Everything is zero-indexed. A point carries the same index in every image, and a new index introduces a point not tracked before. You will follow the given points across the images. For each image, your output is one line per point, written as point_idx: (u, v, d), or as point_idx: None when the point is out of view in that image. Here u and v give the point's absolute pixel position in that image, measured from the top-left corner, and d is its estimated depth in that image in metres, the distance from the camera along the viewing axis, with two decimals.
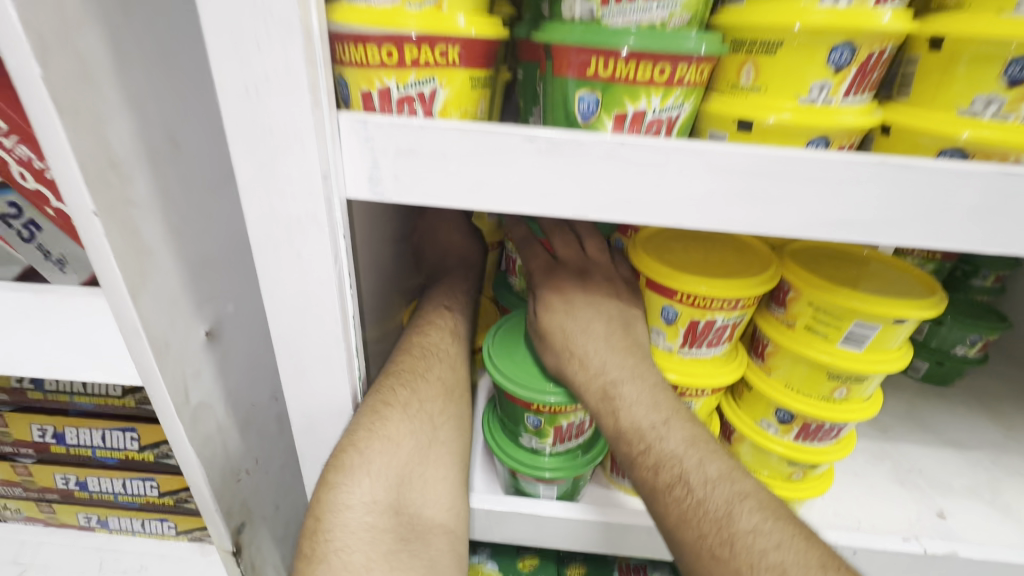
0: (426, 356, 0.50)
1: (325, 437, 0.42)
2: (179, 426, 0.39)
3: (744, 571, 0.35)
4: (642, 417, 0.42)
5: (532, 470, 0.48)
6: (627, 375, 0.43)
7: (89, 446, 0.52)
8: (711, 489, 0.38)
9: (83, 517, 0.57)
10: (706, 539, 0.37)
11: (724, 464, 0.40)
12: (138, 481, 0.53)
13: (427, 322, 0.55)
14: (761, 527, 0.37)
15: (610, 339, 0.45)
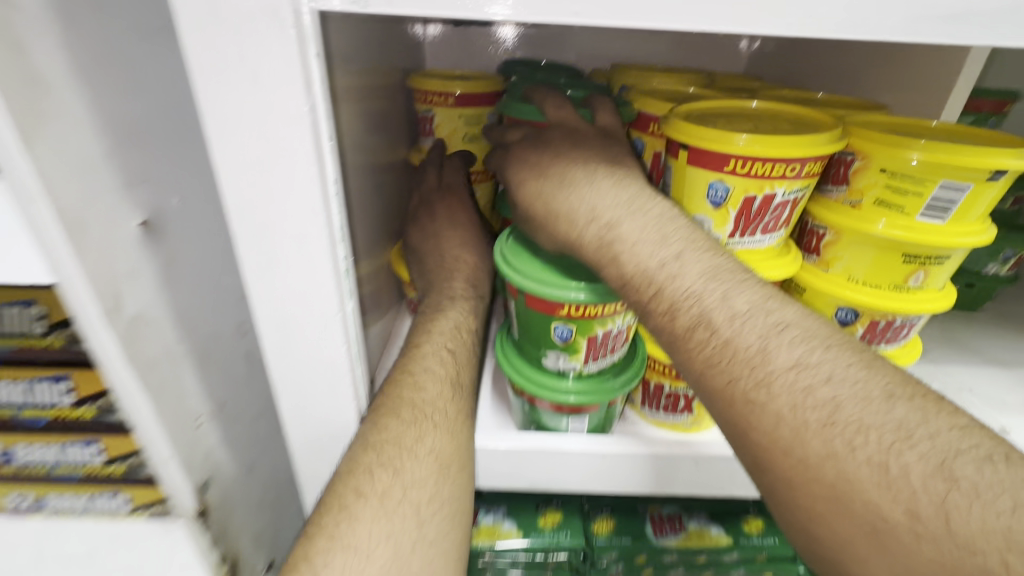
0: (450, 376, 0.40)
1: (304, 358, 0.33)
2: (110, 336, 0.31)
3: (786, 414, 0.27)
4: (649, 254, 0.33)
5: (554, 394, 0.41)
6: (628, 210, 0.35)
7: (12, 405, 0.42)
8: (739, 325, 0.30)
9: (14, 500, 0.47)
10: (734, 382, 0.29)
11: (756, 293, 0.31)
12: (79, 446, 0.44)
13: (419, 356, 0.41)
14: (805, 358, 0.28)
15: (597, 180, 0.37)
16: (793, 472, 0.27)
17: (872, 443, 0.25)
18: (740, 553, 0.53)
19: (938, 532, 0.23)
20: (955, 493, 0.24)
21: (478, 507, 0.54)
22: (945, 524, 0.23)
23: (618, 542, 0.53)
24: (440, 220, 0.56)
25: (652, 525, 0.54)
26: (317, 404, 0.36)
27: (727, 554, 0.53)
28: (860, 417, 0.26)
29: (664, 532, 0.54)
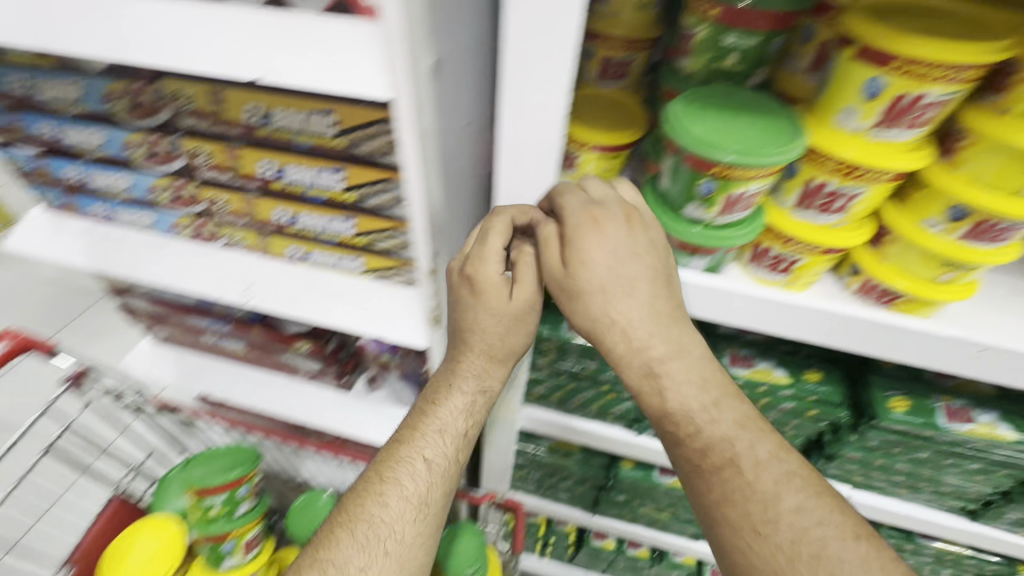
0: (417, 497, 0.60)
1: (524, 173, 0.50)
2: (413, 144, 0.48)
3: (784, 545, 0.47)
4: (692, 399, 0.53)
5: (680, 233, 0.53)
6: (671, 355, 0.53)
7: (303, 184, 0.62)
8: (759, 474, 0.50)
9: (292, 250, 0.71)
10: (752, 516, 0.49)
11: (768, 446, 0.51)
12: (340, 220, 0.64)
13: (401, 471, 0.61)
14: (804, 505, 0.48)
15: (638, 317, 0.52)
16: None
17: (846, 574, 0.45)
18: (795, 390, 0.67)
19: None
20: None
21: None
22: None
23: None
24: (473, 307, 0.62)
25: (728, 357, 0.70)
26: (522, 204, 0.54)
27: (784, 389, 0.68)
28: (839, 548, 0.46)
29: (737, 364, 0.69)
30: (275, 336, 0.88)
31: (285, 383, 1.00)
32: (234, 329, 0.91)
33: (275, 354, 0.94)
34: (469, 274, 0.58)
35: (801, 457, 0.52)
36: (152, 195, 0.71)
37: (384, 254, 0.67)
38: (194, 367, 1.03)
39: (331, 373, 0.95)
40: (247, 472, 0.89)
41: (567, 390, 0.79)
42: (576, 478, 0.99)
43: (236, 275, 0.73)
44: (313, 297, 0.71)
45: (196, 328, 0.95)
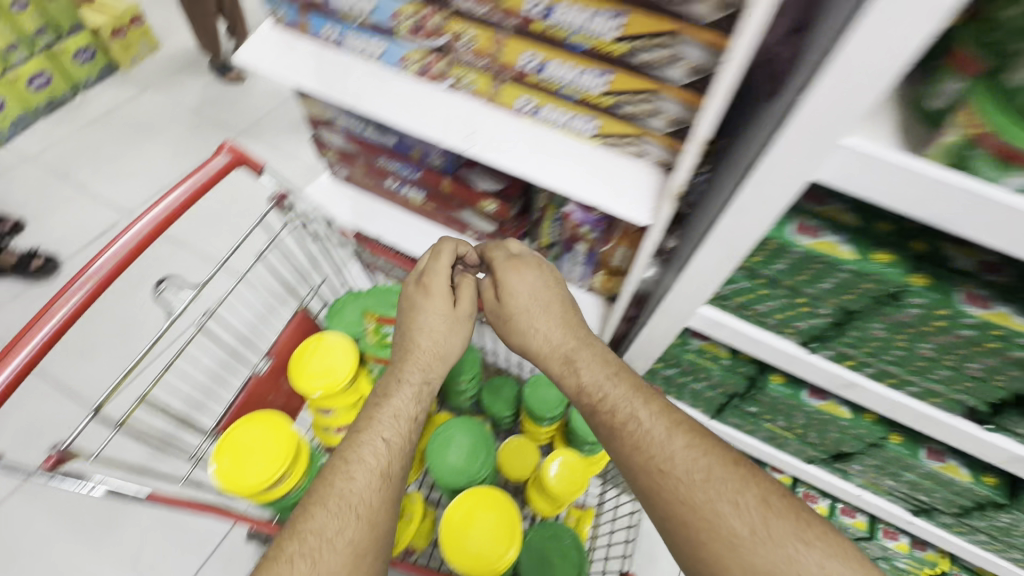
0: (379, 469, 0.67)
1: (882, 39, 0.43)
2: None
3: (683, 477, 0.63)
4: (590, 376, 0.74)
5: (1010, 134, 0.45)
6: (577, 352, 0.77)
7: (568, 28, 0.58)
8: (653, 421, 0.68)
9: (524, 101, 0.70)
10: (655, 458, 0.65)
11: (649, 404, 0.70)
12: (593, 74, 0.61)
13: (362, 448, 0.68)
14: (692, 445, 0.66)
15: (554, 327, 0.80)
16: (684, 511, 0.61)
17: (734, 493, 0.61)
18: None
19: (763, 533, 0.58)
20: (768, 513, 0.60)
21: (823, 227, 0.67)
22: (767, 532, 0.58)
23: (929, 294, 0.63)
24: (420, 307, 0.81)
25: (964, 296, 0.63)
26: (859, 81, 0.46)
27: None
28: (724, 475, 0.63)
29: (974, 304, 0.62)
30: (465, 192, 0.89)
31: (452, 239, 1.05)
32: (422, 178, 0.93)
33: (454, 209, 0.96)
34: (424, 281, 0.81)
35: (670, 411, 0.70)
36: (393, 22, 0.70)
37: (625, 119, 0.64)
38: (368, 208, 1.09)
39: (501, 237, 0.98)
40: None
41: (754, 296, 0.78)
42: (713, 382, 1.02)
43: (458, 121, 0.73)
44: (542, 158, 0.70)
45: (381, 172, 0.99)
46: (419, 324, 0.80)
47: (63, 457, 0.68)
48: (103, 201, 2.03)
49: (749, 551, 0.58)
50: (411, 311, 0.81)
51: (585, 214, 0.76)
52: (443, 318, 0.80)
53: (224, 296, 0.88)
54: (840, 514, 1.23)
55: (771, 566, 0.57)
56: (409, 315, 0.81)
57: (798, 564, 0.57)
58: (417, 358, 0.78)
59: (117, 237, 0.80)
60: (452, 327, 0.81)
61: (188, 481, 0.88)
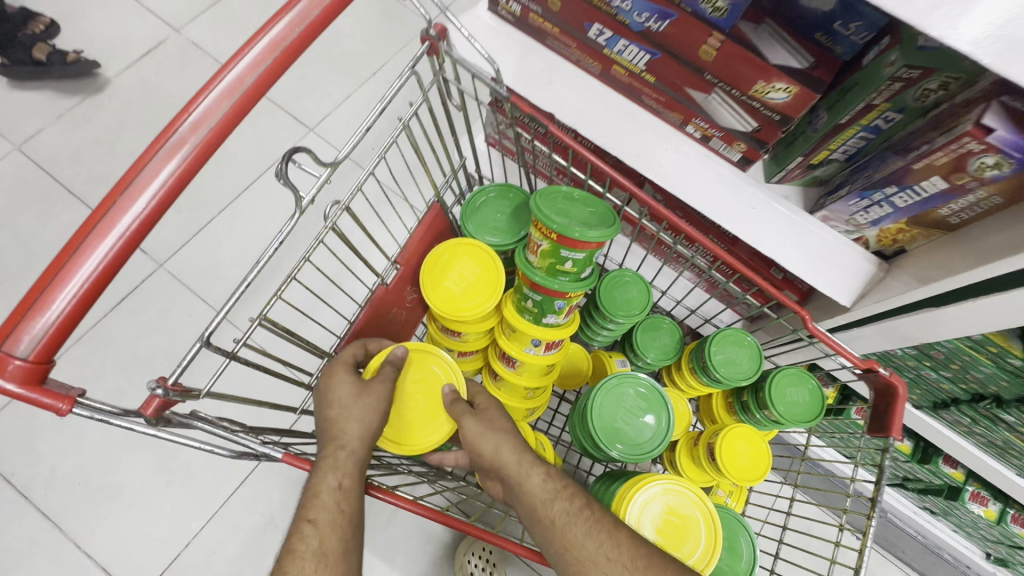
0: (315, 550, 0.52)
1: None
2: None
3: (616, 562, 0.56)
4: (537, 482, 0.62)
5: None
6: (515, 461, 0.63)
7: None
8: (579, 511, 0.59)
9: None
10: (580, 549, 0.57)
11: (572, 493, 0.61)
12: None
13: (293, 541, 0.52)
14: (616, 534, 0.58)
15: (500, 433, 0.66)
16: None
17: None
18: None
19: None
20: None
21: None
22: None
23: None
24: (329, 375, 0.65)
25: None
26: None
27: None
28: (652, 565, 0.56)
29: None
30: (741, 62, 0.57)
31: (662, 133, 0.72)
32: (666, 32, 0.60)
33: (691, 89, 0.64)
34: (335, 363, 0.66)
35: (593, 504, 0.60)
36: None
37: None
38: (539, 69, 0.74)
39: (747, 144, 0.66)
40: (604, 237, 0.66)
41: None
42: (968, 378, 0.77)
43: None
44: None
45: (587, 13, 0.64)
46: (328, 391, 0.63)
47: (168, 400, 0.49)
48: (147, 8, 1.65)
49: None
50: (319, 392, 0.64)
51: (1012, 133, 0.45)
52: (369, 395, 0.64)
53: (359, 182, 0.62)
54: (1010, 522, 1.04)
55: None
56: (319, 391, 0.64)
57: None
58: (331, 417, 0.61)
59: (220, 71, 0.51)
60: (372, 392, 0.64)
61: (304, 410, 0.70)
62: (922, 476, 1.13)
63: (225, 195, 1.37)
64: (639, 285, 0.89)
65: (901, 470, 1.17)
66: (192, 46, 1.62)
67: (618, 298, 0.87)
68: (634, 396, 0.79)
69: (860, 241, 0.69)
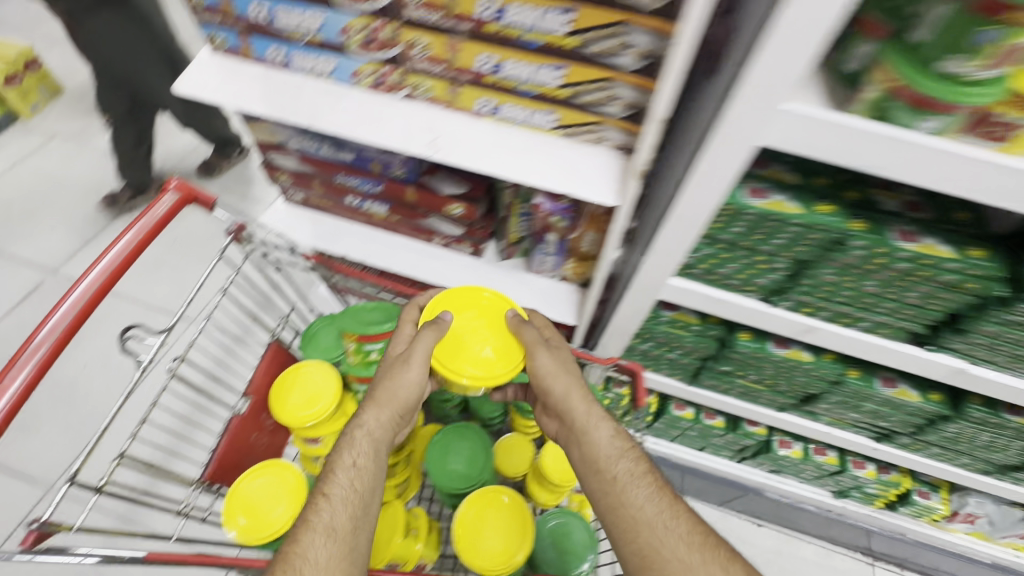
0: (326, 524, 0.67)
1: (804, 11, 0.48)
2: None
3: (660, 523, 0.69)
4: (604, 437, 0.77)
5: (914, 82, 0.53)
6: (587, 417, 0.79)
7: (521, 27, 0.61)
8: (630, 477, 0.73)
9: (482, 103, 0.72)
10: (634, 509, 0.70)
11: (629, 461, 0.75)
12: (548, 69, 0.64)
13: (313, 509, 0.69)
14: (662, 499, 0.72)
15: (576, 381, 0.82)
16: (655, 560, 0.66)
17: (691, 544, 0.67)
18: (960, 264, 0.71)
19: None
20: (711, 558, 0.66)
21: (768, 189, 0.74)
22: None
23: (867, 237, 0.72)
24: (386, 369, 0.81)
25: (897, 235, 0.73)
26: (785, 60, 0.51)
27: (949, 263, 0.71)
28: (686, 526, 0.69)
29: (906, 240, 0.72)
30: (429, 199, 0.91)
31: (421, 248, 1.04)
32: (384, 191, 0.94)
33: (419, 218, 0.97)
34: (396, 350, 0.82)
35: (650, 472, 0.75)
36: (353, 79, 0.75)
37: (586, 109, 0.67)
38: (329, 229, 1.06)
39: (470, 239, 0.99)
40: (395, 326, 0.95)
41: (718, 260, 0.83)
42: (686, 349, 1.08)
43: (421, 128, 0.74)
44: (481, 146, 0.72)
45: (341, 189, 0.97)
46: (385, 379, 0.79)
47: (43, 532, 0.63)
48: (22, 261, 1.86)
49: None
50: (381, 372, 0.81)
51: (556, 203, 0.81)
52: (414, 376, 0.79)
53: (192, 339, 0.84)
54: (813, 454, 1.32)
55: None
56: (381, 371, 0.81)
57: None
58: (370, 410, 0.77)
59: (67, 293, 0.74)
60: (418, 366, 0.79)
61: (180, 536, 0.83)
62: (746, 443, 1.37)
63: (110, 399, 1.50)
64: None
65: (733, 444, 1.40)
66: (69, 281, 1.83)
67: None
68: (459, 437, 1.00)
69: (566, 279, 1.01)
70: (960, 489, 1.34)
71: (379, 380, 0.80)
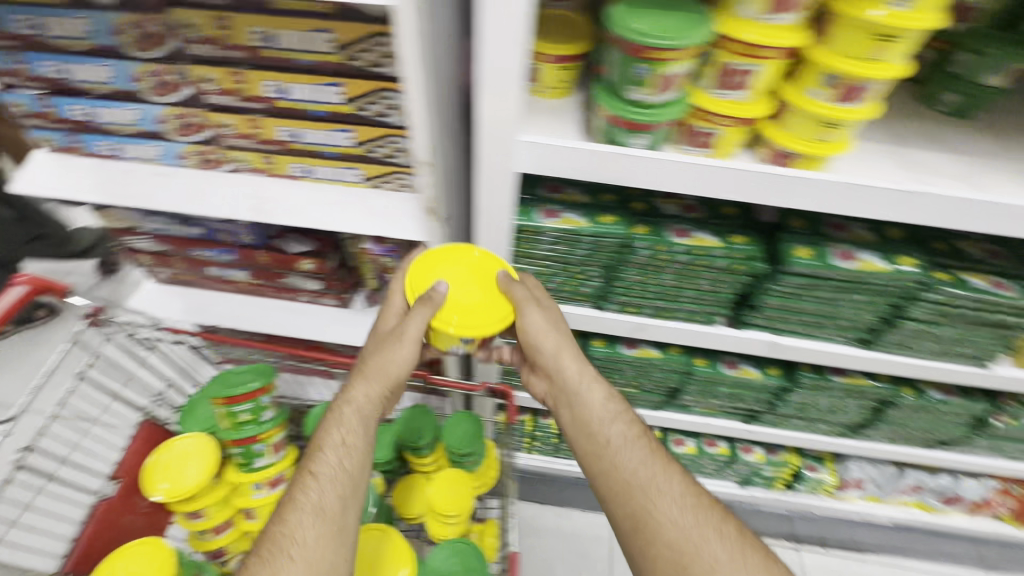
0: (313, 504, 0.72)
1: (499, 66, 0.60)
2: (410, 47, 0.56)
3: (652, 483, 0.77)
4: (593, 400, 0.84)
5: (621, 111, 0.67)
6: (576, 381, 0.85)
7: (304, 101, 0.72)
8: (622, 440, 0.81)
9: (296, 167, 0.80)
10: (626, 469, 0.78)
11: (622, 425, 0.82)
12: (339, 133, 0.74)
13: (301, 484, 0.74)
14: (654, 460, 0.79)
15: (564, 347, 0.85)
16: (649, 518, 0.74)
17: (681, 502, 0.75)
18: (724, 250, 0.84)
19: (687, 529, 0.72)
20: (694, 514, 0.74)
21: (561, 209, 0.86)
22: (688, 532, 0.72)
23: (648, 238, 0.84)
24: (376, 341, 0.82)
25: (673, 232, 0.85)
26: (502, 104, 0.63)
27: (716, 250, 0.84)
28: (677, 487, 0.76)
29: (679, 236, 0.85)
30: (279, 258, 0.98)
31: (289, 306, 1.10)
32: (239, 257, 1.00)
33: (279, 278, 1.03)
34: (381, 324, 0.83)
35: (645, 435, 0.82)
36: (180, 161, 0.82)
37: (382, 162, 0.77)
38: (198, 302, 1.11)
39: (331, 291, 1.06)
40: (265, 383, 0.97)
41: (542, 276, 0.93)
42: None
43: (245, 196, 0.81)
44: (301, 204, 0.81)
45: (201, 262, 1.03)
46: (374, 355, 0.81)
47: None
48: None
49: (682, 546, 0.71)
50: (371, 344, 0.83)
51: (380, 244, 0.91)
52: (401, 353, 0.80)
53: (40, 426, 0.84)
54: (706, 447, 1.40)
55: (697, 558, 0.70)
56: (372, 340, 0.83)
57: (705, 550, 0.70)
58: (359, 383, 0.81)
59: None
60: (405, 342, 0.77)
61: None
62: None
63: None
64: None
65: None
66: None
67: None
68: None
69: None
70: (843, 458, 1.45)
71: (370, 352, 0.82)
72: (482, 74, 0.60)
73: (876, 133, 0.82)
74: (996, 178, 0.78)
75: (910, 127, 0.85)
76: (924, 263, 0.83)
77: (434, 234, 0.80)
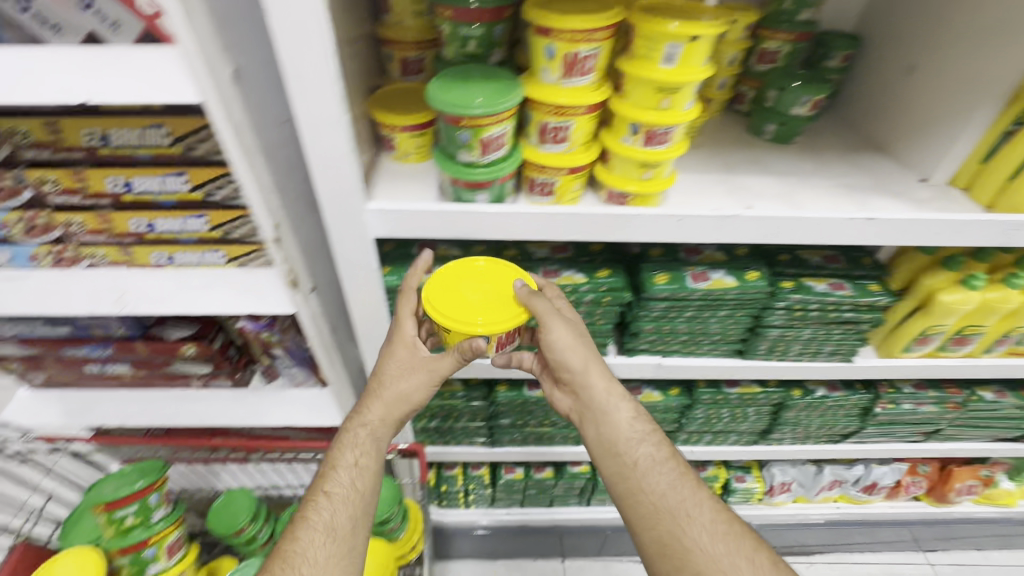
0: (325, 525, 0.75)
1: (325, 144, 0.65)
2: (229, 136, 0.61)
3: (680, 506, 0.76)
4: (623, 416, 0.82)
5: (463, 174, 0.72)
6: (605, 395, 0.82)
7: (151, 193, 0.74)
8: (648, 459, 0.80)
9: (156, 256, 0.80)
10: (653, 491, 0.78)
11: (650, 445, 0.81)
12: (193, 218, 0.75)
13: (316, 503, 0.77)
14: (680, 483, 0.78)
15: (594, 362, 0.83)
16: (675, 542, 0.74)
17: (705, 526, 0.74)
18: (591, 284, 0.89)
19: (710, 554, 0.72)
20: (717, 540, 0.73)
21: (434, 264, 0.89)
22: (710, 555, 0.72)
23: None
24: (388, 366, 0.80)
25: (542, 274, 0.90)
26: (334, 175, 0.68)
27: (583, 285, 0.89)
28: (704, 512, 0.76)
29: (548, 277, 0.90)
30: (159, 347, 0.95)
31: (180, 394, 1.05)
32: (116, 351, 0.96)
33: (163, 367, 1.00)
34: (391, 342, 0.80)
35: (676, 457, 0.81)
36: (34, 262, 0.78)
37: (242, 241, 0.78)
38: (78, 404, 1.03)
39: (223, 372, 1.02)
40: (149, 482, 0.91)
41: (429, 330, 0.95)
42: (467, 414, 1.16)
43: (106, 289, 0.79)
44: (164, 291, 0.79)
45: (76, 361, 0.98)
46: (392, 382, 0.80)
47: None
48: None
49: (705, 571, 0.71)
50: (380, 364, 0.81)
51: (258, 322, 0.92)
52: (423, 379, 0.79)
53: None
54: None
55: None
56: (382, 363, 0.81)
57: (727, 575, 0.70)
58: (375, 407, 0.80)
59: None
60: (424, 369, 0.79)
61: None
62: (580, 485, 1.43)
63: None
64: (243, 496, 1.11)
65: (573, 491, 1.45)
66: None
67: (226, 516, 1.07)
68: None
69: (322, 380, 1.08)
70: (767, 464, 1.50)
71: (385, 375, 0.81)
72: (308, 154, 0.65)
73: (707, 165, 0.92)
74: (812, 193, 0.87)
75: (739, 156, 0.96)
76: (769, 273, 0.91)
77: (303, 303, 0.81)
